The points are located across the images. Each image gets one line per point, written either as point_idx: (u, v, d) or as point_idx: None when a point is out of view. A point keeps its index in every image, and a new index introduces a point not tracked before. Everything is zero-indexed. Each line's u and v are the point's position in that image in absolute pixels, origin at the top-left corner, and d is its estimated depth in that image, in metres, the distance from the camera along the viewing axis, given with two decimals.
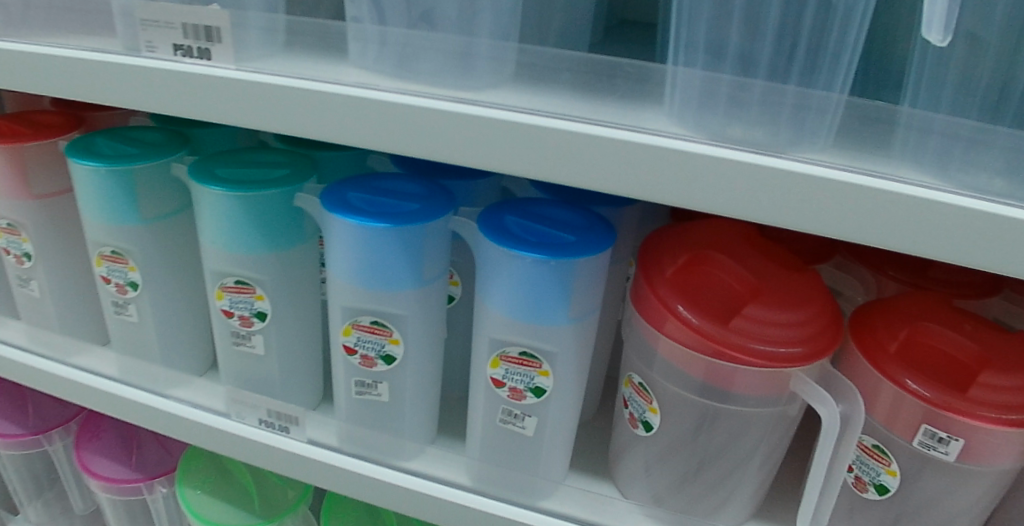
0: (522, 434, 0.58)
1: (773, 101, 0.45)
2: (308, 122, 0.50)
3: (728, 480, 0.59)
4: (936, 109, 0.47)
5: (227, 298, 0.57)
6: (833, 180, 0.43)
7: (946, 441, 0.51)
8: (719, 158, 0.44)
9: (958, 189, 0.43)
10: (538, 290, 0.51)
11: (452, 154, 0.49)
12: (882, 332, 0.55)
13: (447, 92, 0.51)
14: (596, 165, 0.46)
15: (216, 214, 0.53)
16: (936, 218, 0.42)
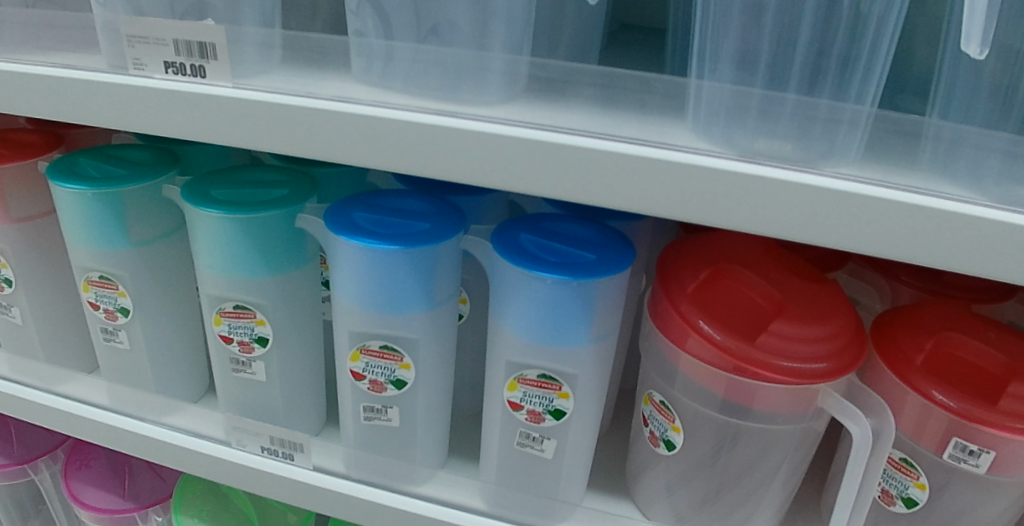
0: (540, 456, 0.56)
1: (805, 114, 0.42)
2: (309, 143, 0.48)
3: (752, 498, 0.56)
4: (969, 121, 0.44)
5: (225, 324, 0.57)
6: (870, 196, 0.39)
7: (978, 454, 0.50)
8: (745, 175, 0.41)
9: (997, 203, 0.40)
10: (556, 310, 0.49)
11: (454, 170, 0.46)
12: (907, 342, 0.53)
13: (451, 107, 0.47)
14: (610, 183, 0.43)
15: (215, 237, 0.54)
16: (987, 241, 0.39)
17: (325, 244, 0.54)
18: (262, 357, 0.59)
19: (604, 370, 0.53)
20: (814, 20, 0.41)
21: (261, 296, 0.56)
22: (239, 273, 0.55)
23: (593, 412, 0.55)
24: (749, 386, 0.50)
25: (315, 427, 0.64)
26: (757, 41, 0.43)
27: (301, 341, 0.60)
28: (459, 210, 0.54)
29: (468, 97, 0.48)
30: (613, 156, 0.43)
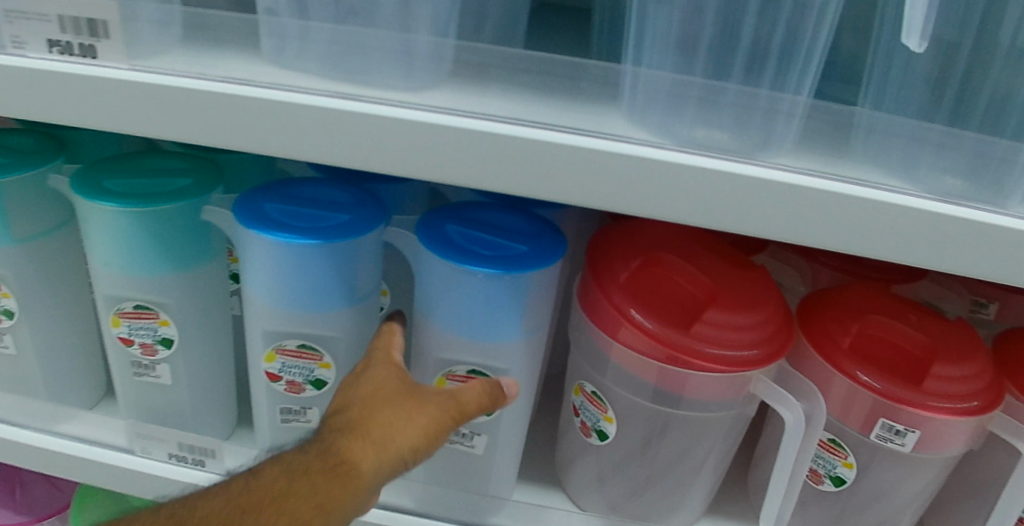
0: (469, 452, 0.54)
1: (745, 103, 0.43)
2: (220, 131, 0.44)
3: (682, 484, 0.56)
4: (905, 112, 0.46)
5: (124, 325, 0.53)
6: (811, 188, 0.41)
7: (904, 434, 0.51)
8: (692, 166, 0.42)
9: (927, 193, 0.43)
10: (488, 305, 0.47)
11: (379, 162, 0.43)
12: (833, 326, 0.54)
13: (383, 94, 0.45)
14: (551, 173, 0.42)
15: (110, 232, 0.49)
16: (918, 229, 0.42)
17: (234, 237, 0.50)
18: (168, 360, 0.54)
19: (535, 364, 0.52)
20: (758, 16, 0.42)
21: (166, 295, 0.52)
22: (139, 270, 0.50)
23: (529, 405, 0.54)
24: (682, 375, 0.50)
25: (226, 430, 0.60)
26: (698, 28, 0.43)
27: (210, 340, 0.56)
28: (380, 200, 0.51)
29: (393, 83, 0.45)
30: (552, 145, 0.42)
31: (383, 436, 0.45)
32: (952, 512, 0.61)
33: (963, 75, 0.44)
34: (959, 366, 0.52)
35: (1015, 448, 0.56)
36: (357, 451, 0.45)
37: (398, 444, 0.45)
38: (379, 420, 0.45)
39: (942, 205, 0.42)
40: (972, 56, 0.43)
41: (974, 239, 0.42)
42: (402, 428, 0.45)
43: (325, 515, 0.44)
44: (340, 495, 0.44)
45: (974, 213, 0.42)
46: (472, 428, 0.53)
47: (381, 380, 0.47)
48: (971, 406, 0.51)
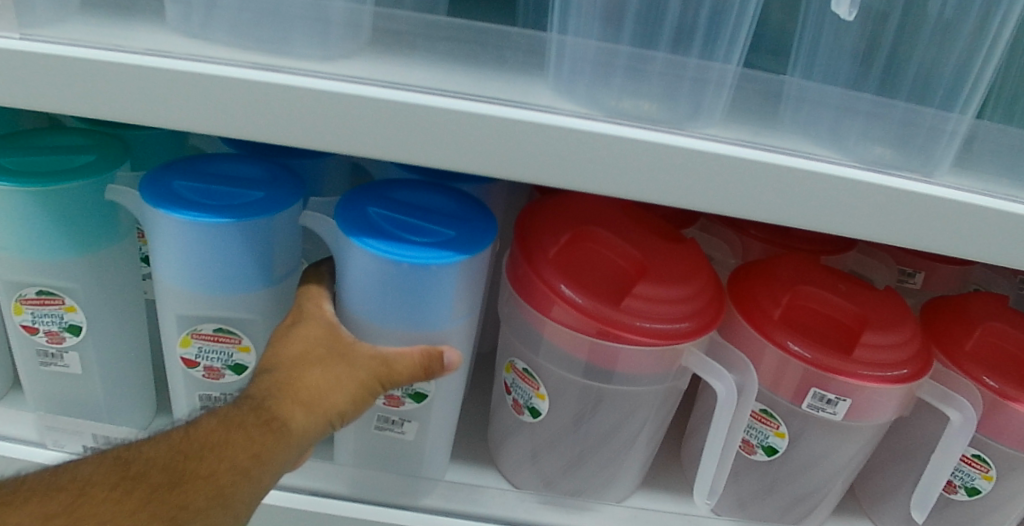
0: (400, 438, 0.53)
1: (673, 73, 0.42)
2: (118, 108, 0.40)
3: (616, 458, 0.56)
4: (834, 83, 0.45)
5: (28, 313, 0.50)
6: (740, 158, 0.41)
7: (835, 402, 0.52)
8: (618, 137, 0.40)
9: (854, 163, 0.42)
10: (416, 293, 0.45)
11: (301, 137, 0.40)
12: (765, 297, 0.54)
13: (301, 65, 0.41)
14: (477, 147, 0.40)
15: (5, 212, 0.46)
16: (844, 199, 0.42)
17: (140, 217, 0.47)
18: (77, 348, 0.51)
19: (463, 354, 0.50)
20: None
21: (71, 280, 0.49)
22: (40, 254, 0.47)
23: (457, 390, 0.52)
24: (613, 349, 0.49)
25: (145, 419, 0.58)
26: None
27: (123, 327, 0.54)
28: (298, 176, 0.49)
29: (305, 52, 0.42)
30: (472, 117, 0.40)
31: (319, 392, 0.44)
32: (882, 477, 0.63)
33: (892, 43, 0.43)
34: (888, 334, 0.52)
35: (942, 414, 0.57)
36: (294, 407, 0.43)
37: (333, 400, 0.45)
38: (313, 377, 0.44)
39: (872, 175, 0.42)
40: (899, 26, 0.43)
41: (898, 209, 0.42)
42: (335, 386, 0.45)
43: (255, 468, 0.42)
44: (270, 449, 0.43)
45: (900, 183, 0.42)
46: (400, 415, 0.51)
47: (316, 334, 0.46)
48: (899, 374, 0.51)
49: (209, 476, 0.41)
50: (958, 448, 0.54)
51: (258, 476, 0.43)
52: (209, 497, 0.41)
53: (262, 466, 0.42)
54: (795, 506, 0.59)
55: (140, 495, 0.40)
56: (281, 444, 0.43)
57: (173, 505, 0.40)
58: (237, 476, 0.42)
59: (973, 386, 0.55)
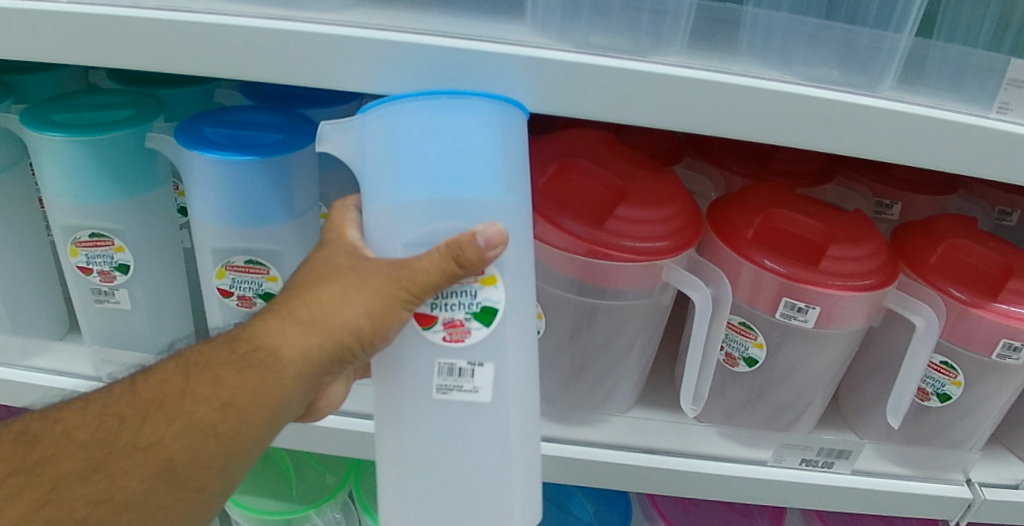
0: (473, 399, 0.43)
1: (633, 7, 0.47)
2: (152, 59, 0.46)
3: (611, 372, 0.61)
4: (779, 10, 0.50)
5: (82, 254, 0.57)
6: (695, 78, 0.46)
7: (806, 310, 0.56)
8: (586, 64, 0.46)
9: (801, 80, 0.48)
10: (452, 148, 0.40)
11: (310, 76, 0.46)
12: (739, 220, 0.59)
13: (308, 15, 0.47)
14: (465, 77, 0.46)
15: (60, 161, 0.52)
16: (793, 112, 0.47)
17: (176, 162, 0.53)
18: (126, 285, 0.58)
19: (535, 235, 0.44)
20: None
21: (118, 222, 0.55)
22: (90, 198, 0.54)
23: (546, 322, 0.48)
24: (600, 267, 0.54)
25: None
26: None
27: (163, 267, 0.60)
28: (311, 122, 0.55)
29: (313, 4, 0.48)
30: (459, 51, 0.45)
31: (322, 315, 0.42)
32: (863, 391, 0.67)
33: None
34: (854, 248, 0.57)
35: (910, 322, 0.62)
36: (295, 316, 0.42)
37: (333, 324, 0.41)
38: (313, 297, 0.42)
39: (816, 91, 0.47)
40: None
41: (841, 119, 0.47)
42: (336, 308, 0.41)
43: (253, 392, 0.42)
44: (272, 362, 0.42)
45: (846, 96, 0.47)
46: (468, 359, 0.42)
47: (328, 256, 0.43)
48: (865, 283, 0.56)
49: (228, 386, 0.43)
50: (927, 352, 0.59)
51: (259, 399, 0.42)
52: (208, 417, 0.43)
53: (259, 382, 0.42)
54: (779, 415, 0.64)
55: (183, 395, 0.44)
56: (279, 371, 0.42)
57: (214, 403, 0.43)
58: (255, 382, 0.42)
59: (935, 294, 0.60)
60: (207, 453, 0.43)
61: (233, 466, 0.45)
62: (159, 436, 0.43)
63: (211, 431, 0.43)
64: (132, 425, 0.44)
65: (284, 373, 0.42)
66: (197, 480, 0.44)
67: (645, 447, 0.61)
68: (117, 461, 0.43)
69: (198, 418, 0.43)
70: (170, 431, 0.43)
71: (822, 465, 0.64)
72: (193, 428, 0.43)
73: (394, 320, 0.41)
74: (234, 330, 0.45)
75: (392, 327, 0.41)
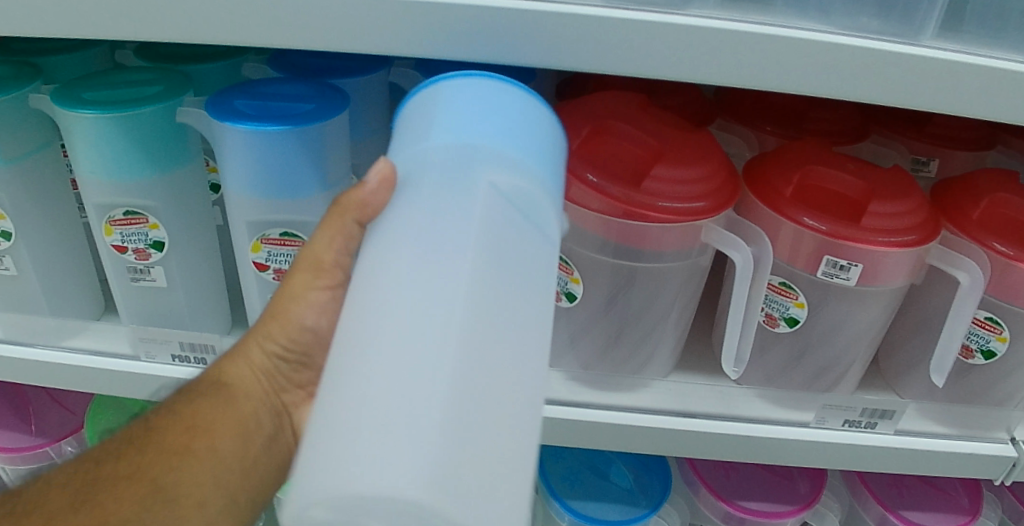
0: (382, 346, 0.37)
1: None
2: (176, 31, 0.45)
3: (649, 336, 0.61)
4: None
5: (117, 233, 0.57)
6: (731, 30, 0.45)
7: (848, 268, 0.55)
8: (619, 19, 0.45)
9: (840, 30, 0.47)
10: (422, 108, 0.42)
11: (340, 41, 0.46)
12: (777, 179, 0.58)
13: None
14: (498, 37, 0.45)
15: (91, 139, 0.52)
16: (833, 62, 0.46)
17: (209, 135, 0.53)
18: (161, 263, 0.59)
19: (441, 175, 0.37)
20: None
21: (152, 200, 0.55)
22: (122, 175, 0.54)
23: (534, 258, 0.37)
24: (638, 229, 0.54)
25: (223, 329, 0.65)
26: None
27: (196, 244, 0.60)
28: (341, 92, 0.55)
29: None
30: (492, 10, 0.45)
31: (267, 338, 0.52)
32: (904, 349, 0.66)
33: None
34: (895, 204, 0.56)
35: (954, 278, 0.61)
36: (239, 355, 0.52)
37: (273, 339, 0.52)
38: (257, 336, 0.52)
39: (855, 39, 0.46)
40: None
41: (882, 68, 0.46)
42: (273, 332, 0.52)
43: (226, 405, 0.51)
44: (222, 386, 0.52)
45: (885, 45, 0.46)
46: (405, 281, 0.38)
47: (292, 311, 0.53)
48: (908, 239, 0.54)
49: (195, 410, 0.49)
50: (971, 307, 0.58)
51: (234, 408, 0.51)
52: (178, 442, 0.47)
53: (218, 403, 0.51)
54: (820, 375, 0.63)
55: (151, 432, 0.48)
56: (244, 388, 0.52)
57: (182, 429, 0.48)
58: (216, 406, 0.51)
59: (978, 250, 0.58)
60: (190, 472, 0.47)
61: (226, 480, 0.49)
62: (136, 466, 0.46)
63: (187, 450, 0.47)
64: (110, 464, 0.47)
65: (246, 387, 0.52)
66: (196, 495, 0.47)
67: (685, 411, 0.61)
68: (101, 494, 0.45)
69: (172, 441, 0.47)
70: (146, 458, 0.47)
71: (866, 425, 0.63)
72: (167, 452, 0.47)
73: (310, 309, 0.52)
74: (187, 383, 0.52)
75: (306, 317, 0.52)
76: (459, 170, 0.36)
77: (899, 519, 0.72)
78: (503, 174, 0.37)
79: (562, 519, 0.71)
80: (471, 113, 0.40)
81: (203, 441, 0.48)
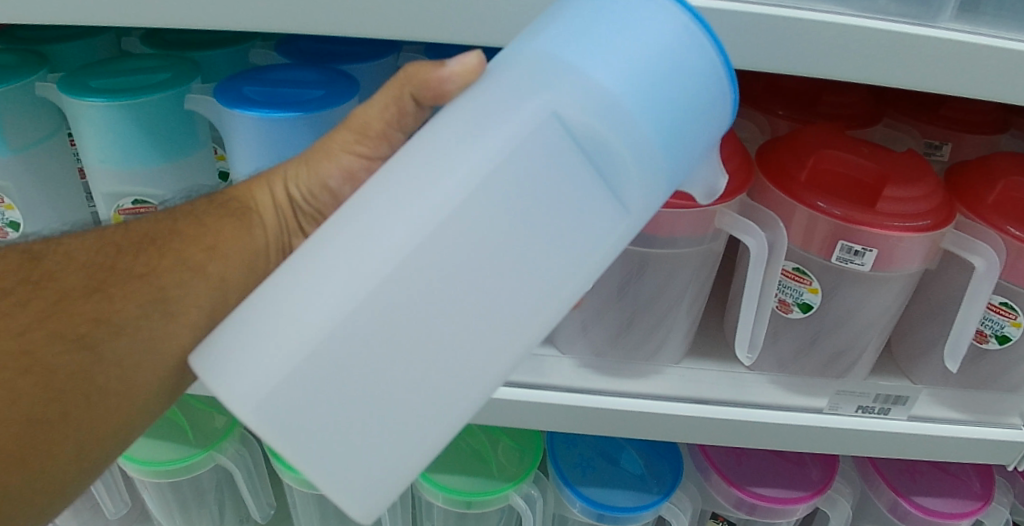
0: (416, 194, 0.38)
1: None
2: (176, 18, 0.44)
3: (663, 323, 0.61)
4: None
5: (125, 222, 0.56)
6: (744, 13, 0.44)
7: (862, 253, 0.54)
8: None
9: (857, 11, 0.45)
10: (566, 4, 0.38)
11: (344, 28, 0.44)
12: (792, 163, 0.58)
13: None
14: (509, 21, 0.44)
15: (99, 126, 0.52)
16: (849, 44, 0.44)
17: (217, 122, 0.53)
18: None
19: (516, 89, 0.35)
20: None
21: (161, 188, 0.55)
22: (131, 164, 0.54)
23: (574, 205, 0.35)
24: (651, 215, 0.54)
25: None
26: None
27: None
28: (351, 77, 0.54)
29: None
30: None
31: (295, 176, 0.50)
32: (917, 335, 0.66)
33: None
34: (911, 187, 0.55)
35: (968, 263, 0.60)
36: (265, 178, 0.50)
37: (302, 180, 0.50)
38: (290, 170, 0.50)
39: (872, 20, 0.44)
40: None
41: (900, 50, 0.45)
42: (300, 174, 0.50)
43: (245, 231, 0.48)
44: (247, 212, 0.49)
45: (903, 27, 0.44)
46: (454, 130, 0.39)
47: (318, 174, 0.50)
48: (924, 224, 0.54)
49: (215, 230, 0.47)
50: (987, 291, 0.57)
51: (252, 237, 0.49)
52: (193, 249, 0.45)
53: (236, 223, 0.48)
54: (834, 361, 0.63)
55: (174, 235, 0.46)
56: (260, 217, 0.50)
57: (199, 244, 0.46)
58: (235, 229, 0.48)
59: (994, 234, 0.57)
60: (201, 289, 0.44)
61: (224, 310, 0.46)
62: (153, 266, 0.44)
63: (202, 266, 0.45)
64: (128, 255, 0.44)
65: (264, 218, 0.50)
66: (193, 316, 0.44)
67: (697, 398, 0.61)
68: (115, 285, 0.42)
69: (189, 252, 0.45)
70: (163, 261, 0.44)
71: (878, 411, 0.63)
72: (185, 262, 0.44)
73: (339, 170, 0.50)
74: (209, 197, 0.50)
75: (331, 177, 0.50)
76: (536, 83, 0.35)
77: (911, 505, 0.72)
78: (577, 103, 0.34)
79: (573, 506, 0.71)
80: (603, 35, 0.35)
81: (217, 264, 0.46)
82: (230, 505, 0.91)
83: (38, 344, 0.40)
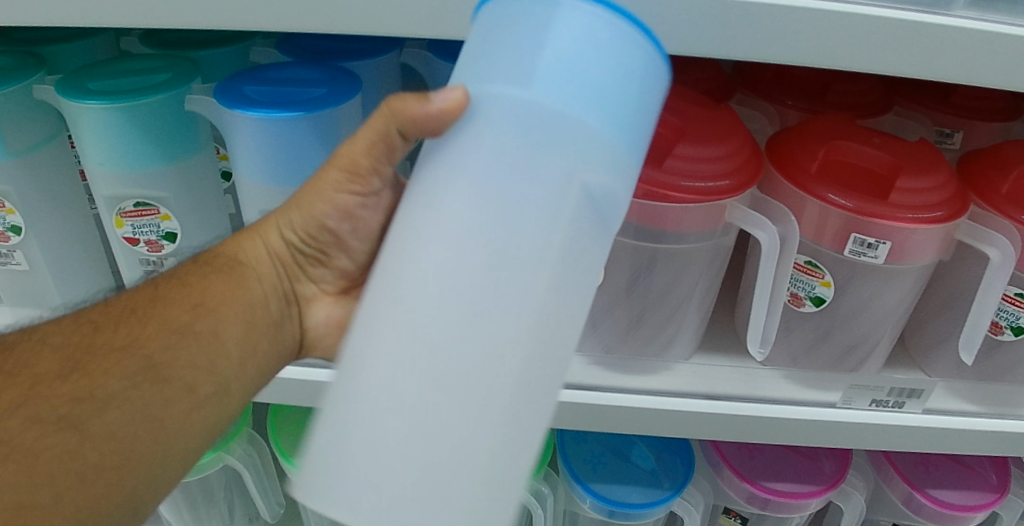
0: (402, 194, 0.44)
1: None
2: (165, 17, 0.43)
3: (672, 318, 0.60)
4: None
5: (128, 225, 0.56)
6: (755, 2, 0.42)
7: (875, 246, 0.54)
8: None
9: None
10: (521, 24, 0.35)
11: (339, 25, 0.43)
12: (802, 154, 0.56)
13: None
14: None
15: (98, 129, 0.51)
16: (863, 34, 0.43)
17: (218, 123, 0.52)
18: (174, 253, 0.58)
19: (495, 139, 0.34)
20: None
21: (163, 190, 0.55)
22: (132, 166, 0.53)
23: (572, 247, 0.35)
24: (659, 209, 0.53)
25: None
26: None
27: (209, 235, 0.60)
28: (353, 76, 0.53)
29: None
30: None
31: (285, 224, 0.51)
32: (930, 327, 0.65)
33: None
34: (924, 178, 0.54)
35: (983, 254, 0.59)
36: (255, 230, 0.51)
37: (293, 225, 0.51)
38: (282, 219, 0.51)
39: (884, 9, 0.43)
40: None
41: (917, 40, 0.43)
42: (289, 221, 0.51)
43: (237, 288, 0.49)
44: (239, 266, 0.50)
45: (914, 15, 0.42)
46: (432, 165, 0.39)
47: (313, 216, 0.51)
48: (938, 215, 0.53)
49: (205, 289, 0.47)
50: (1002, 283, 0.56)
51: (243, 291, 0.49)
52: (181, 313, 0.45)
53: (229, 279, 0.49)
54: (847, 355, 0.62)
55: (158, 302, 0.46)
56: (253, 270, 0.50)
57: (187, 306, 0.46)
58: (228, 286, 0.49)
59: (1009, 224, 0.56)
60: (191, 352, 0.45)
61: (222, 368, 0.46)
62: (136, 337, 0.44)
63: (191, 327, 0.45)
64: (109, 330, 0.44)
65: (258, 270, 0.51)
66: (186, 379, 0.44)
67: (709, 393, 0.60)
68: (97, 362, 0.42)
69: (175, 316, 0.45)
70: (148, 329, 0.44)
71: (892, 404, 0.62)
72: (173, 327, 0.45)
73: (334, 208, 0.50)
74: (199, 255, 0.50)
75: (328, 217, 0.50)
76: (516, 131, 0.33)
77: (925, 498, 0.71)
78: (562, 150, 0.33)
79: (584, 502, 0.71)
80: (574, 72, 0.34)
81: (207, 322, 0.46)
82: (239, 504, 0.91)
83: (18, 432, 0.39)
